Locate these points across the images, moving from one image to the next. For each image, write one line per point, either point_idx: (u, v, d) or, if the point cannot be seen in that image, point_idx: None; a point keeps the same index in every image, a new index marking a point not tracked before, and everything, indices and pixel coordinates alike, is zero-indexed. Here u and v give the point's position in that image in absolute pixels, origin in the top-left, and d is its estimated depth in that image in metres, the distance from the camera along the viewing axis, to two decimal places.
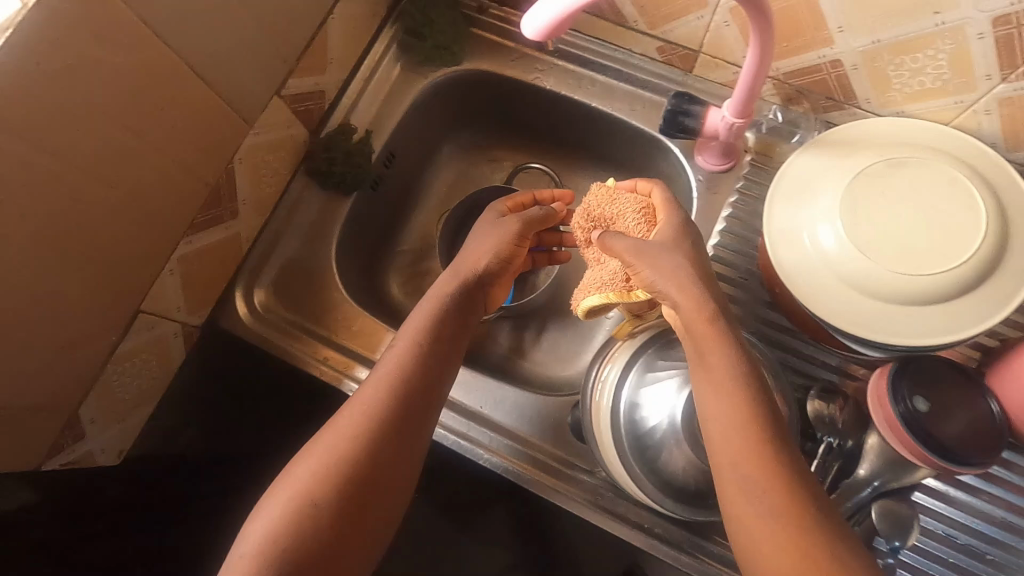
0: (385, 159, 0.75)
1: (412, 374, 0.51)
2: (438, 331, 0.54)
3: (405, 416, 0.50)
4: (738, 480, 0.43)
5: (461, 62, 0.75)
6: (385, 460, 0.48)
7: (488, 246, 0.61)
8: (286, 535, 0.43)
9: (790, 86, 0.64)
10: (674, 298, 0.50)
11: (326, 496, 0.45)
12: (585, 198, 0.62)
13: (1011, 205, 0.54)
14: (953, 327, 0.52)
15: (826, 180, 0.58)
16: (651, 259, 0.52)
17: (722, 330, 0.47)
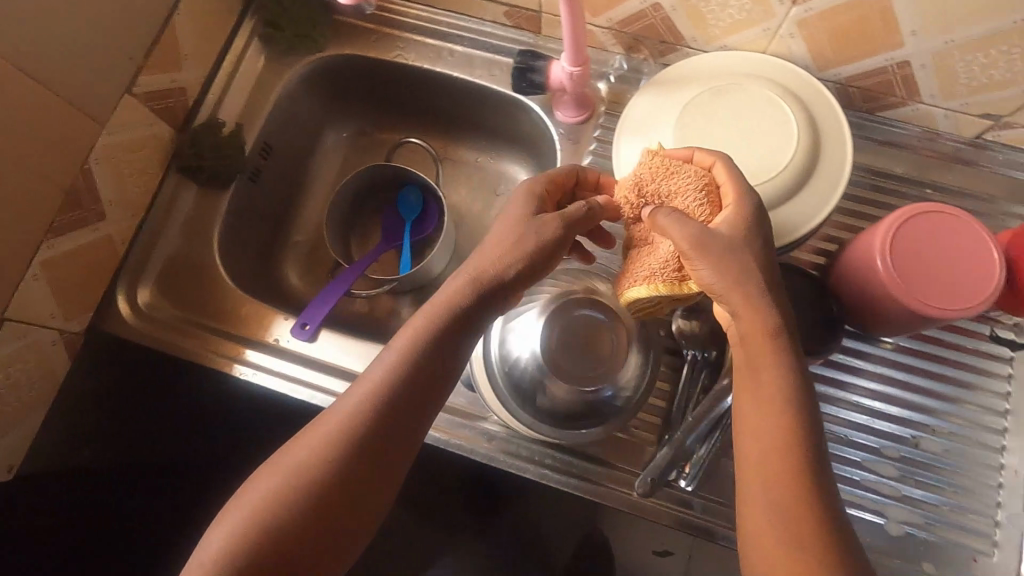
0: (261, 150, 0.76)
1: (399, 385, 0.47)
2: (440, 337, 0.48)
3: (388, 427, 0.47)
4: (756, 493, 0.45)
5: (324, 47, 0.76)
6: (364, 468, 0.46)
7: (506, 237, 0.51)
8: (247, 537, 0.44)
9: (626, 34, 0.67)
10: (734, 306, 0.47)
11: (289, 506, 0.45)
12: (635, 169, 0.54)
13: (820, 118, 0.60)
14: (783, 232, 0.57)
15: (661, 114, 0.62)
16: (715, 258, 0.47)
17: (778, 343, 0.46)
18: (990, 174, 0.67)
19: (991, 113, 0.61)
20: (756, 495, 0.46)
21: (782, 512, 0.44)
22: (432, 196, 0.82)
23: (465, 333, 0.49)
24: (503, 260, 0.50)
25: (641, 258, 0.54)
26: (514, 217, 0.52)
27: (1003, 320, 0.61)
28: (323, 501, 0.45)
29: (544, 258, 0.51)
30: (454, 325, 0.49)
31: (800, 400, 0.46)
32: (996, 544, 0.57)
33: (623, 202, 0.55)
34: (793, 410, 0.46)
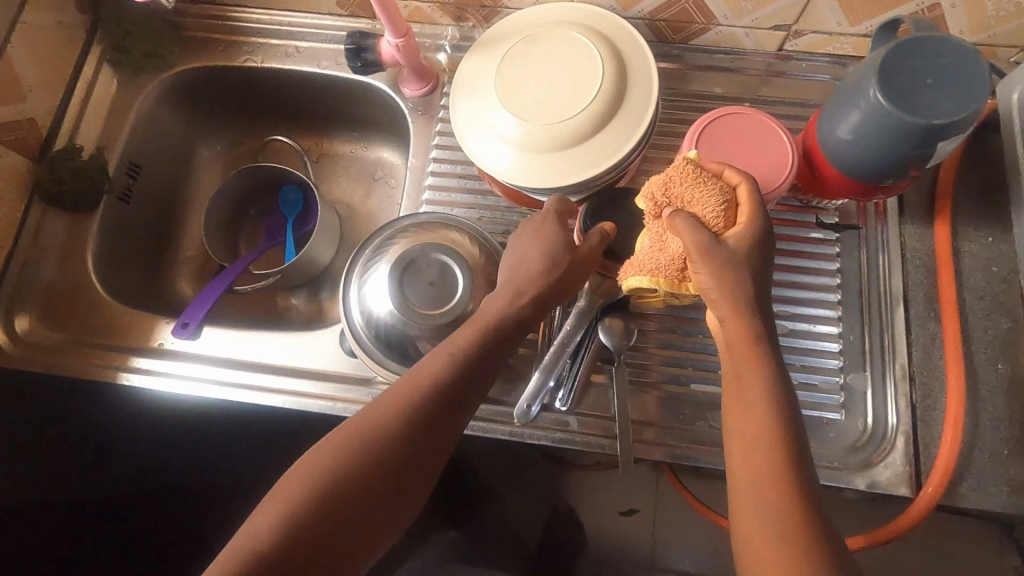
0: (128, 169, 0.77)
1: (437, 386, 0.51)
2: (487, 343, 0.53)
3: (424, 428, 0.50)
4: (751, 496, 0.48)
5: (175, 63, 0.79)
6: (396, 458, 0.49)
7: (535, 251, 0.56)
8: (299, 514, 0.45)
9: (450, 6, 0.72)
10: (724, 314, 0.50)
11: (324, 495, 0.46)
12: (666, 171, 0.53)
13: (624, 47, 0.64)
14: (605, 156, 0.61)
15: (483, 69, 0.66)
16: (719, 269, 0.49)
17: (760, 355, 0.49)
18: (799, 82, 0.73)
19: (779, 25, 0.68)
20: (746, 496, 0.48)
21: (762, 505, 0.47)
22: (308, 189, 0.84)
23: (507, 340, 0.54)
24: (537, 272, 0.55)
25: (645, 249, 0.53)
26: (539, 231, 0.57)
27: (826, 208, 0.67)
28: (370, 486, 0.48)
29: (569, 274, 0.56)
30: (498, 333, 0.54)
31: (788, 411, 0.49)
32: (841, 405, 0.61)
33: (646, 198, 0.54)
34: (777, 415, 0.49)
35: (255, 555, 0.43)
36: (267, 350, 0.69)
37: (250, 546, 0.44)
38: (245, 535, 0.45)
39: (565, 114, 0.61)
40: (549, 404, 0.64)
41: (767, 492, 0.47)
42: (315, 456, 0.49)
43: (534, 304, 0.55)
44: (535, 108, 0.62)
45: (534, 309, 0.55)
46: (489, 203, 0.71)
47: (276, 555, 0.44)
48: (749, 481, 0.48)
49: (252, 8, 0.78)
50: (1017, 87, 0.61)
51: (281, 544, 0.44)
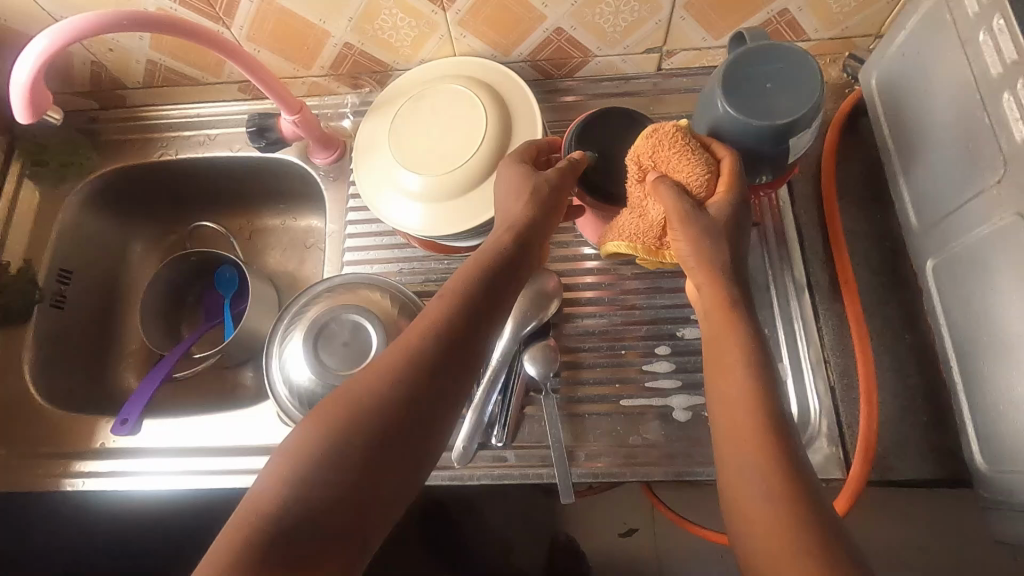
0: (60, 275, 0.79)
1: (451, 317, 0.47)
2: (482, 291, 0.49)
3: (442, 361, 0.46)
4: (739, 460, 0.44)
5: (95, 168, 0.82)
6: (417, 395, 0.44)
7: (512, 197, 0.56)
8: (322, 457, 0.41)
9: (344, 75, 0.76)
10: (700, 273, 0.51)
11: (344, 437, 0.42)
12: (654, 134, 0.53)
13: (503, 90, 0.68)
14: None
15: (378, 134, 0.70)
16: (696, 235, 0.50)
17: (737, 316, 0.50)
18: (685, 95, 0.77)
19: (651, 48, 0.72)
20: (734, 463, 0.45)
21: (752, 473, 0.43)
22: (238, 266, 0.86)
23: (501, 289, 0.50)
24: (518, 211, 0.54)
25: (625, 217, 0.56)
26: (511, 179, 0.57)
27: None
28: (393, 420, 0.43)
29: (542, 215, 0.54)
30: (497, 273, 0.51)
31: (762, 368, 0.48)
32: None
33: (635, 159, 0.54)
34: (755, 369, 0.47)
35: (256, 527, 0.37)
36: (212, 432, 0.69)
37: (271, 490, 0.39)
38: (262, 482, 0.40)
39: (457, 161, 0.65)
40: (487, 441, 0.65)
41: (750, 453, 0.44)
42: (304, 440, 0.42)
43: (532, 235, 0.54)
44: (430, 160, 0.65)
45: (532, 237, 0.54)
46: (405, 254, 0.73)
47: (294, 501, 0.39)
48: (733, 452, 0.45)
49: (162, 106, 0.82)
50: (874, 72, 0.65)
51: (265, 536, 0.37)
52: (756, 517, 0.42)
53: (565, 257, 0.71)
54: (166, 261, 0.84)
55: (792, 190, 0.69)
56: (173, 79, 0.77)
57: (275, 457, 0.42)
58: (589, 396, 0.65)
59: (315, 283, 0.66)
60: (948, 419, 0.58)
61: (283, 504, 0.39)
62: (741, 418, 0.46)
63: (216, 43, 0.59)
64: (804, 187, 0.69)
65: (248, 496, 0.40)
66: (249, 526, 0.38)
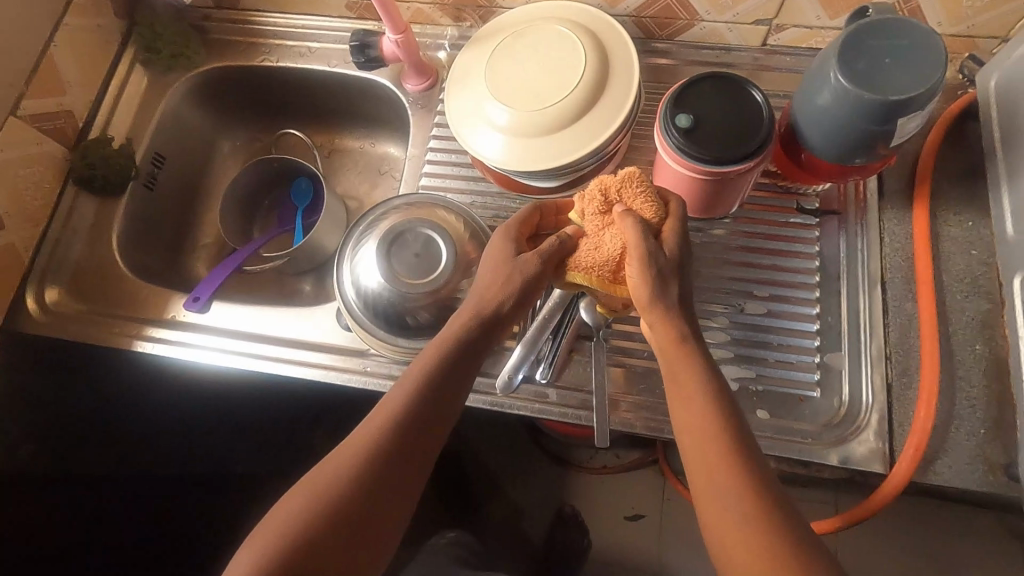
0: (154, 160, 0.84)
1: (421, 397, 0.52)
2: (453, 363, 0.53)
3: (406, 438, 0.51)
4: (712, 486, 0.47)
5: (198, 64, 0.86)
6: (384, 474, 0.50)
7: (488, 270, 0.57)
8: (297, 530, 0.47)
9: (449, 6, 0.77)
10: (654, 319, 0.52)
11: (319, 513, 0.48)
12: (611, 178, 0.55)
13: (606, 37, 0.68)
14: (590, 136, 0.65)
15: (476, 64, 0.71)
16: (651, 269, 0.51)
17: (689, 350, 0.51)
18: (785, 75, 0.75)
19: (760, 19, 0.70)
20: (713, 492, 0.47)
21: (724, 492, 0.46)
22: (318, 180, 0.90)
23: (469, 360, 0.54)
24: (494, 291, 0.55)
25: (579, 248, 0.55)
26: (493, 255, 0.57)
27: (807, 194, 0.68)
28: (359, 496, 0.49)
29: (513, 305, 0.55)
30: (468, 350, 0.54)
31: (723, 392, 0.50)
32: (818, 383, 0.62)
33: (598, 187, 0.55)
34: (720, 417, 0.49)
35: None
36: (274, 322, 0.73)
37: (256, 558, 0.46)
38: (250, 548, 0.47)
39: (550, 99, 0.65)
40: (531, 376, 0.66)
41: (721, 477, 0.47)
42: (286, 507, 0.49)
43: (507, 317, 0.55)
44: (523, 94, 0.66)
45: (504, 320, 0.55)
46: (480, 188, 0.75)
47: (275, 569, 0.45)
48: (703, 475, 0.48)
49: (270, 13, 0.85)
50: (994, 75, 0.62)
51: None
52: (732, 539, 0.45)
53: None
54: (256, 161, 0.89)
55: (882, 184, 0.67)
56: None
57: (261, 525, 0.49)
58: (638, 350, 0.66)
59: (392, 197, 0.68)
60: (1009, 436, 0.56)
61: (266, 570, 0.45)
62: (710, 444, 0.48)
63: None
64: (896, 183, 0.67)
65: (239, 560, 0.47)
66: None
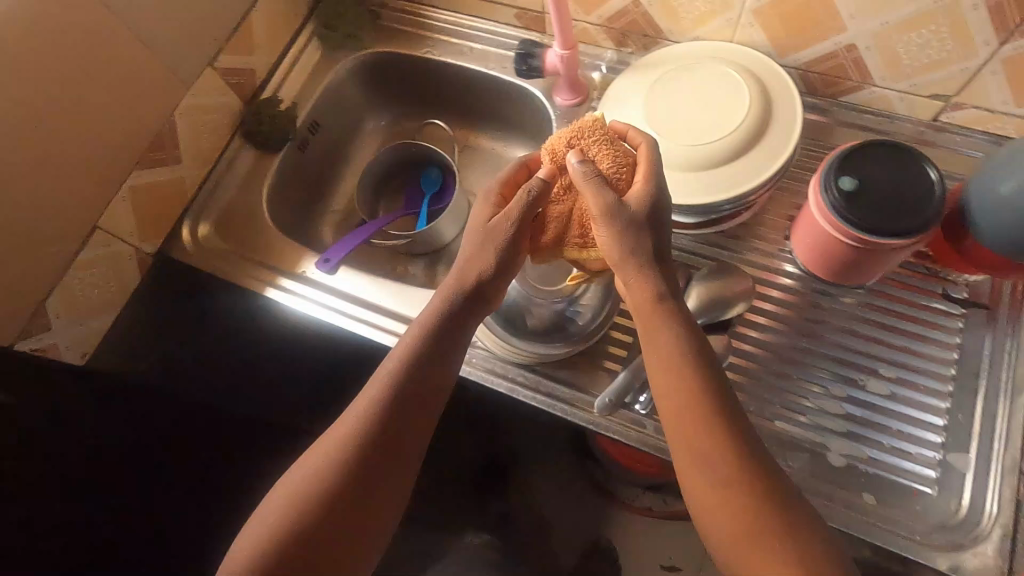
0: (310, 126, 0.91)
1: (409, 370, 0.56)
2: (437, 339, 0.57)
3: (398, 411, 0.55)
4: (692, 459, 0.52)
5: (368, 46, 0.92)
6: (380, 446, 0.54)
7: (473, 238, 0.59)
8: (308, 501, 0.52)
9: (614, 30, 0.79)
10: (628, 278, 0.56)
11: (328, 483, 0.53)
12: (562, 133, 0.61)
13: (772, 86, 0.68)
14: (738, 181, 0.64)
15: (634, 90, 0.72)
16: (615, 224, 0.56)
17: (664, 309, 0.55)
18: (951, 154, 0.72)
19: (938, 94, 0.68)
20: (685, 462, 0.52)
21: (705, 455, 0.51)
22: (449, 171, 0.94)
23: (453, 338, 0.57)
24: (479, 267, 0.58)
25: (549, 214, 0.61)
26: (474, 223, 0.61)
27: (957, 281, 0.65)
28: (359, 464, 0.53)
29: (501, 269, 0.58)
30: (449, 328, 0.57)
31: (697, 357, 0.54)
32: (935, 481, 0.59)
33: (549, 152, 0.62)
34: (698, 390, 0.53)
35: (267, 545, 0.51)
36: (394, 298, 0.78)
37: (274, 523, 0.52)
38: (268, 513, 0.53)
39: (706, 137, 0.65)
40: (630, 403, 0.66)
41: (702, 444, 0.51)
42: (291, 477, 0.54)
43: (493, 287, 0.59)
44: (678, 128, 0.67)
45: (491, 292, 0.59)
46: None
47: (298, 533, 0.51)
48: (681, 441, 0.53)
49: (442, 10, 0.90)
50: None
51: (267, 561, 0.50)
52: (715, 511, 0.50)
53: (765, 266, 0.71)
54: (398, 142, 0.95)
55: None
56: None
57: (270, 497, 0.55)
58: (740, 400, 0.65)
59: None
60: None
61: (289, 534, 0.51)
62: (681, 418, 0.53)
63: None
64: None
65: (261, 528, 0.52)
66: (258, 552, 0.51)
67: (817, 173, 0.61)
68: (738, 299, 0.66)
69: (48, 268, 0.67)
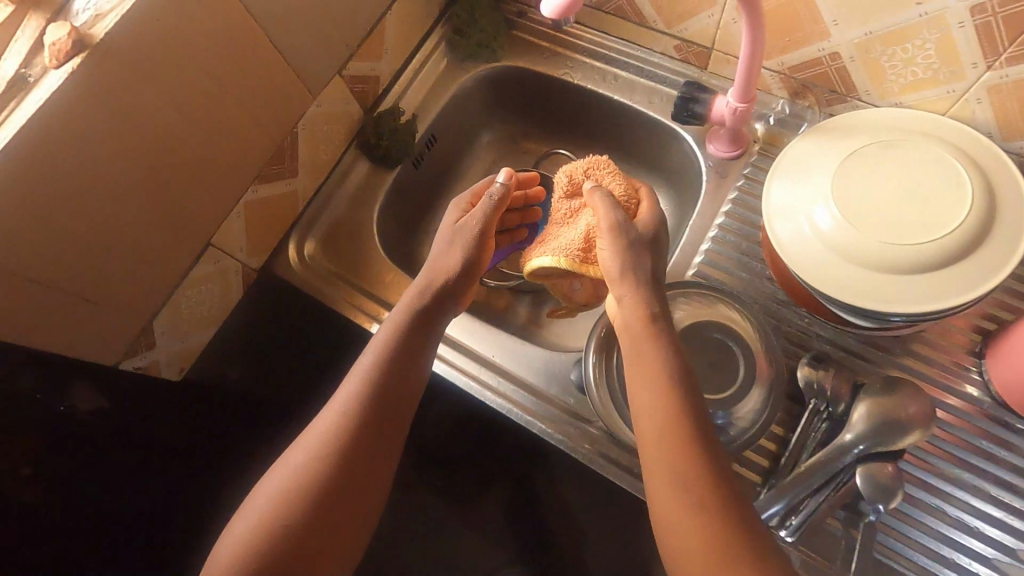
0: (427, 140, 0.84)
1: (388, 360, 0.57)
2: (409, 333, 0.59)
3: (378, 405, 0.55)
4: (674, 483, 0.48)
5: (499, 58, 0.84)
6: (359, 441, 0.54)
7: (462, 238, 0.64)
8: (287, 502, 0.51)
9: (795, 80, 0.68)
10: (626, 295, 0.58)
11: (305, 484, 0.52)
12: (575, 163, 0.69)
13: (998, 183, 0.57)
14: (941, 296, 0.55)
15: (819, 160, 0.62)
16: (620, 239, 0.60)
17: (658, 323, 0.55)
18: None
19: None
20: (663, 494, 0.49)
21: (682, 472, 0.49)
22: None
23: (423, 331, 0.60)
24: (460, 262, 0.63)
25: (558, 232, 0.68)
26: (449, 228, 0.66)
27: None
28: (338, 459, 0.53)
29: (469, 270, 0.63)
30: (419, 324, 0.60)
31: (682, 379, 0.52)
32: None
33: (566, 177, 0.70)
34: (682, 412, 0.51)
35: (248, 548, 0.49)
36: (505, 354, 0.71)
37: (252, 530, 0.50)
38: (247, 518, 0.51)
39: (910, 238, 0.55)
40: (773, 527, 0.59)
41: (685, 483, 0.48)
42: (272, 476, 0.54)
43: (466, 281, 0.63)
44: (873, 219, 0.57)
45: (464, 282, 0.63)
46: (760, 289, 0.67)
47: (275, 533, 0.50)
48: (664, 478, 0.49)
49: (587, 27, 0.81)
50: None
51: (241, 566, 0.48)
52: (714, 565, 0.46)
53: (944, 376, 0.61)
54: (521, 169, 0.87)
55: None
56: (624, 11, 0.75)
57: (244, 507, 0.53)
58: (904, 544, 0.57)
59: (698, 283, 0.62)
60: None
61: (268, 535, 0.50)
62: (675, 456, 0.49)
63: (751, 4, 0.53)
64: None
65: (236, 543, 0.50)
66: (232, 554, 0.49)
67: None
68: (914, 418, 0.56)
69: (160, 287, 0.63)
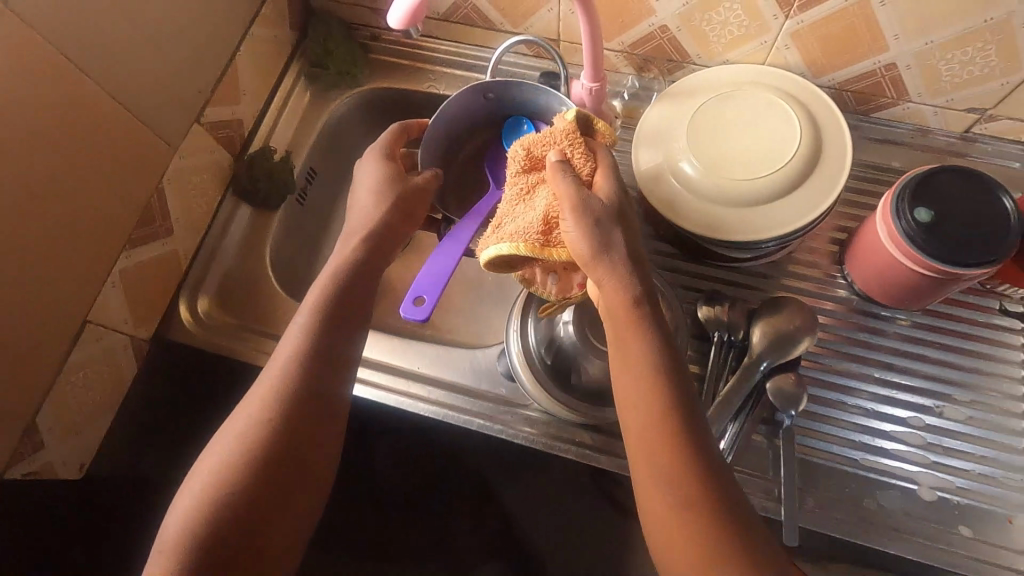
0: (307, 175, 0.83)
1: (309, 351, 0.53)
2: (331, 322, 0.55)
3: (304, 402, 0.51)
4: (637, 450, 0.47)
5: (361, 82, 0.84)
6: (290, 439, 0.50)
7: (372, 207, 0.62)
8: (216, 515, 0.47)
9: (636, 55, 0.75)
10: (601, 277, 0.51)
11: (231, 489, 0.48)
12: (536, 136, 0.56)
13: (818, 115, 0.65)
14: (795, 217, 0.62)
15: (670, 120, 0.68)
16: (588, 220, 0.51)
17: (640, 309, 0.50)
18: (985, 163, 0.71)
19: (974, 107, 0.67)
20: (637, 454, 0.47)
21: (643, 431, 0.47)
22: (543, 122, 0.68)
23: (341, 316, 0.55)
24: (366, 248, 0.59)
25: (518, 211, 0.56)
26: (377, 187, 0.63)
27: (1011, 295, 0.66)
28: (268, 460, 0.49)
29: (382, 258, 0.60)
30: (335, 309, 0.55)
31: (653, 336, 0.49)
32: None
33: (525, 152, 0.56)
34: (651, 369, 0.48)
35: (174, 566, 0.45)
36: (428, 360, 0.72)
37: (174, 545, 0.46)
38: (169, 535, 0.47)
39: (757, 172, 0.62)
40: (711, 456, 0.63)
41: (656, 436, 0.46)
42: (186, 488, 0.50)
43: (375, 259, 0.60)
44: (726, 162, 0.63)
45: (370, 269, 0.59)
46: (655, 247, 0.73)
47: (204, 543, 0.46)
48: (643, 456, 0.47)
49: (439, 39, 0.83)
50: None
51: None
52: (656, 495, 0.45)
53: (817, 282, 0.69)
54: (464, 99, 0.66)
55: None
56: (470, 19, 0.78)
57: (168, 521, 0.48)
58: (811, 435, 0.63)
59: None
60: None
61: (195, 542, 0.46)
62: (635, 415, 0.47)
63: None
64: None
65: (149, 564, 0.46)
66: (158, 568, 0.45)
67: (886, 199, 0.59)
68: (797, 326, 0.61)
69: (38, 376, 0.58)
